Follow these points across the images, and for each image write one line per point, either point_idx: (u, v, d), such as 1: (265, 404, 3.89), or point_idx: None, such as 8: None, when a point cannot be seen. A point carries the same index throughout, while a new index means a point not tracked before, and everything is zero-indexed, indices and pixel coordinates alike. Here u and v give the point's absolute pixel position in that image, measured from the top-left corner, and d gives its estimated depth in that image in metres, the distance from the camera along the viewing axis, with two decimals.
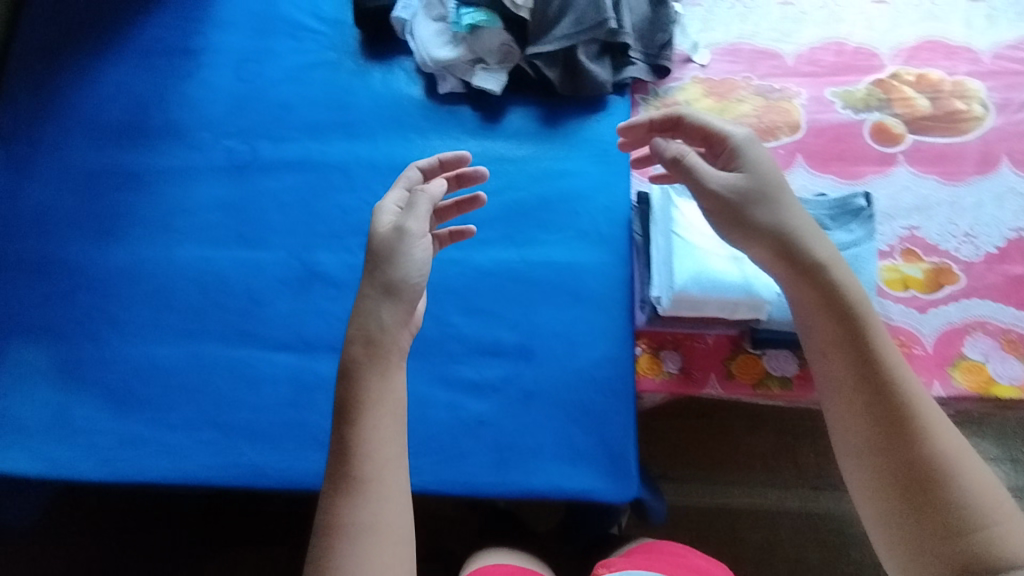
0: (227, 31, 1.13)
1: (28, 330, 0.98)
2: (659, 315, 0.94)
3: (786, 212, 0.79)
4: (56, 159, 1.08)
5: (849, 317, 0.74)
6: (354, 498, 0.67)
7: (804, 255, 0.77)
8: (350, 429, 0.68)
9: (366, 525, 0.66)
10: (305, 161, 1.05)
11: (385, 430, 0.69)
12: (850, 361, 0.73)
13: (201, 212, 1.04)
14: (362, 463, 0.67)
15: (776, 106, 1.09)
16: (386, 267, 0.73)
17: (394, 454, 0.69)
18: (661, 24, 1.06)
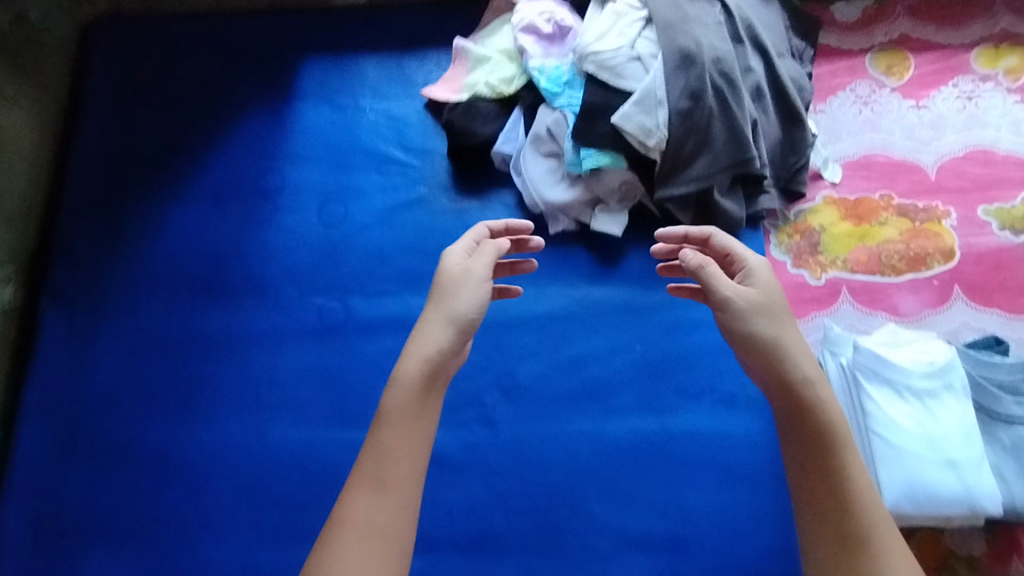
0: (306, 167, 1.01)
1: (110, 537, 0.87)
2: None
3: (779, 324, 0.66)
4: (122, 326, 0.96)
5: (832, 438, 0.62)
6: (361, 495, 0.60)
7: (778, 368, 0.65)
8: (386, 430, 0.62)
9: (370, 528, 0.59)
10: (404, 320, 0.94)
11: (411, 440, 0.63)
12: (814, 485, 0.62)
13: (293, 385, 0.92)
14: (382, 461, 0.61)
15: (924, 230, 0.97)
16: (445, 300, 0.67)
17: (412, 473, 0.62)
18: (795, 146, 0.94)
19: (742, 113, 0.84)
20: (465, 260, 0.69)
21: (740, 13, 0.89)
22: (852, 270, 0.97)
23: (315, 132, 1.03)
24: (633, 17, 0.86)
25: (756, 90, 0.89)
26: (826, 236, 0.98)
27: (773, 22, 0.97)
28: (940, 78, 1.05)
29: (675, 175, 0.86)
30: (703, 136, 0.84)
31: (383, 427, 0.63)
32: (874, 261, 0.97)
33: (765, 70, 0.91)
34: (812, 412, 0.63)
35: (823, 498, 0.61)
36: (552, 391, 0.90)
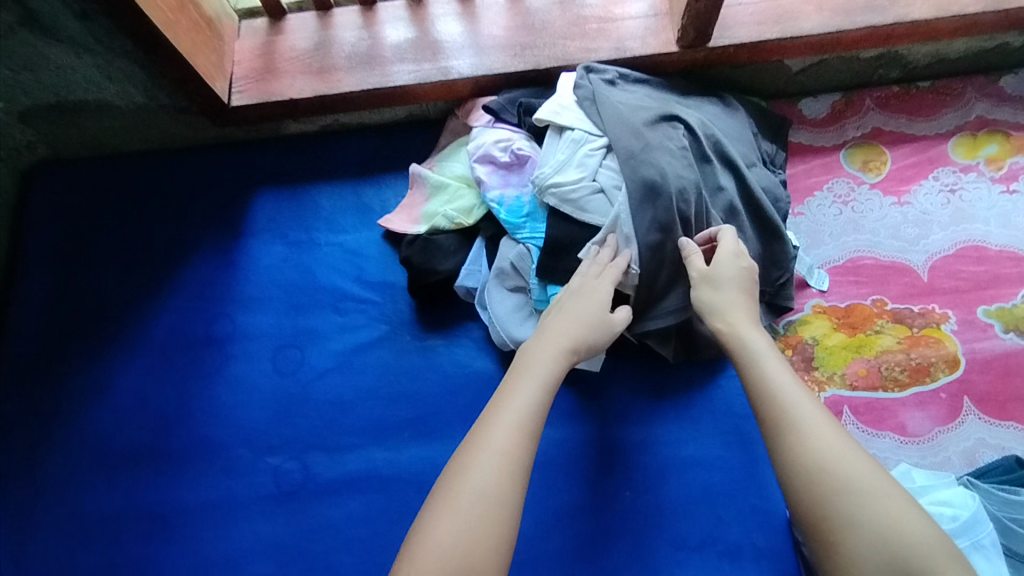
0: (258, 311, 0.95)
1: None
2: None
3: (722, 290, 0.76)
4: (60, 505, 0.87)
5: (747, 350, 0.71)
6: (497, 427, 0.65)
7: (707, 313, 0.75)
8: (517, 387, 0.69)
9: (497, 455, 0.63)
10: (371, 477, 0.85)
11: (534, 400, 0.68)
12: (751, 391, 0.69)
13: (250, 563, 0.83)
14: (512, 402, 0.67)
15: (924, 337, 0.91)
16: (585, 332, 0.74)
17: (534, 419, 0.66)
18: (777, 261, 0.88)
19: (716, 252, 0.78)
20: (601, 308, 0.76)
21: (704, 133, 0.86)
22: (852, 386, 0.89)
23: (267, 272, 0.97)
24: (594, 145, 0.82)
25: (729, 211, 0.84)
26: (820, 349, 0.92)
27: (742, 132, 0.93)
28: (919, 171, 1.01)
29: (648, 306, 0.81)
30: (675, 268, 0.80)
31: (519, 385, 0.69)
32: (875, 374, 0.90)
33: (738, 187, 0.86)
34: (735, 345, 0.72)
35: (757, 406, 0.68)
36: (535, 551, 0.80)
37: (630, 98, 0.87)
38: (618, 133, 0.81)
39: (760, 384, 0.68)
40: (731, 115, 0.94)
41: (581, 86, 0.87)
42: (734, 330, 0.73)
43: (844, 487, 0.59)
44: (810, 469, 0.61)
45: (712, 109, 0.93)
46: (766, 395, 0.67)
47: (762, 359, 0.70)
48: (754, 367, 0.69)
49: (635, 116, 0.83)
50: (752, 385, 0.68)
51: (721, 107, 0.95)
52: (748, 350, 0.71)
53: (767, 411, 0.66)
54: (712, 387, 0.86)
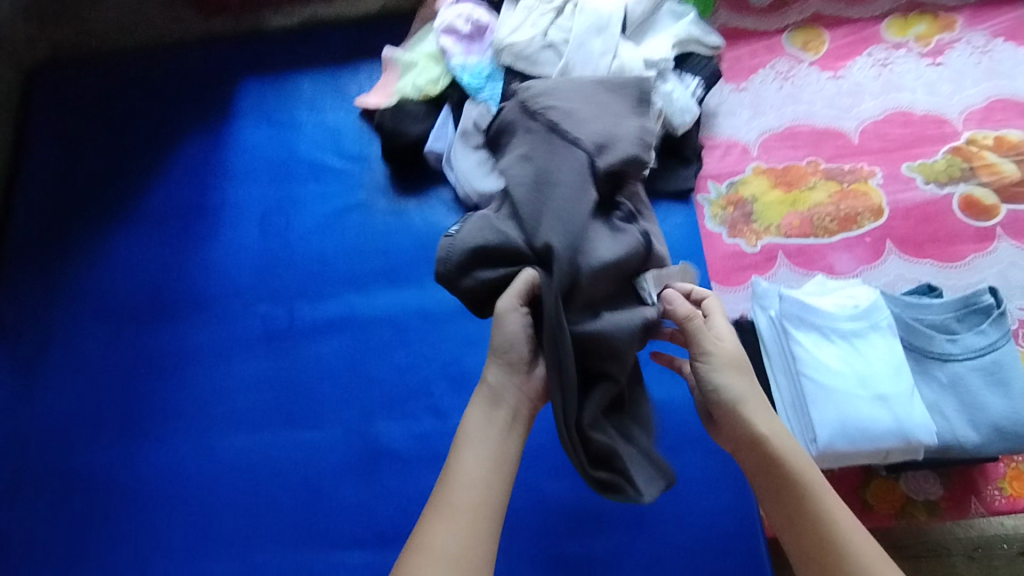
0: (245, 184, 1.03)
1: (61, 563, 0.86)
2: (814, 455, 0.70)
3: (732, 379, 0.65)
4: (68, 354, 0.95)
5: (793, 482, 0.61)
6: (442, 522, 0.55)
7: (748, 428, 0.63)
8: (462, 460, 0.59)
9: (449, 559, 0.53)
10: (350, 319, 0.95)
11: (485, 469, 0.58)
12: (807, 536, 0.59)
13: (243, 394, 0.92)
14: (461, 487, 0.57)
15: (852, 190, 1.00)
16: (504, 461, 0.59)
17: (494, 503, 0.57)
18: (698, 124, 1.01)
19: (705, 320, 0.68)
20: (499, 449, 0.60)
21: (581, 218, 0.61)
22: (786, 234, 0.98)
23: (253, 149, 1.05)
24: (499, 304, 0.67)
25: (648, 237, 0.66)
26: (758, 205, 1.00)
27: (608, 108, 0.67)
28: (854, 49, 1.09)
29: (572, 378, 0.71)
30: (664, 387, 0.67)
31: (466, 450, 0.59)
32: (807, 224, 0.99)
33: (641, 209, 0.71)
34: (784, 463, 0.62)
35: (807, 545, 0.59)
36: None
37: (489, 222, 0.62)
38: (510, 288, 0.60)
39: (815, 522, 0.59)
40: (581, 135, 0.63)
41: (447, 256, 0.63)
42: (784, 452, 0.62)
43: None
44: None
45: (571, 146, 0.63)
46: (827, 541, 0.58)
47: (821, 494, 0.60)
48: (807, 503, 0.60)
49: (523, 281, 0.60)
50: (808, 524, 0.59)
51: (576, 94, 0.67)
52: (803, 476, 0.61)
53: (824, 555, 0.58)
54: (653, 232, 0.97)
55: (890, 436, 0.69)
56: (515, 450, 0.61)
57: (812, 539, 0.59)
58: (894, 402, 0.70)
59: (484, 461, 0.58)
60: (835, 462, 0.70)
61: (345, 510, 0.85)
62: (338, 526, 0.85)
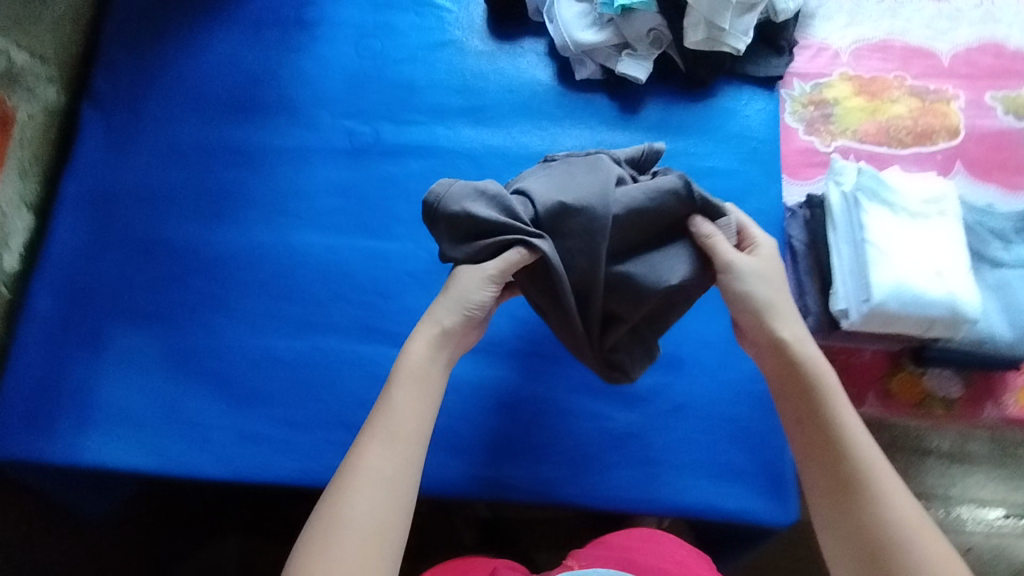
0: (344, 4, 1.06)
1: (135, 316, 0.91)
2: (861, 319, 0.75)
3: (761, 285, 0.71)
4: (160, 132, 0.99)
5: (805, 383, 0.67)
6: (372, 449, 0.62)
7: (775, 332, 0.69)
8: (392, 396, 0.66)
9: (380, 479, 0.61)
10: (431, 147, 0.98)
11: (413, 404, 0.65)
12: (810, 431, 0.66)
13: (323, 197, 0.96)
14: (391, 418, 0.64)
15: (933, 108, 1.02)
16: (433, 398, 0.67)
17: (418, 428, 0.65)
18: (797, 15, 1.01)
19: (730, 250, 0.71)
20: (427, 386, 0.67)
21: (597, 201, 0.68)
22: (861, 140, 1.01)
23: None
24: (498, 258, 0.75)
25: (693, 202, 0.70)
26: (839, 108, 1.03)
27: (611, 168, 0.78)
28: None
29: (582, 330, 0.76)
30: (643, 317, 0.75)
31: (397, 389, 0.66)
32: (883, 133, 1.01)
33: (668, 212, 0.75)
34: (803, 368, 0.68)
35: (814, 440, 0.66)
36: None
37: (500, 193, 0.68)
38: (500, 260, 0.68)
39: (825, 420, 0.66)
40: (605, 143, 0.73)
41: (442, 196, 0.69)
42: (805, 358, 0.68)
43: (888, 531, 0.59)
44: (860, 513, 0.61)
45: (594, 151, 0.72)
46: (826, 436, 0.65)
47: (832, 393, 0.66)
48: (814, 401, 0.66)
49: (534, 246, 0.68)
50: (818, 424, 0.66)
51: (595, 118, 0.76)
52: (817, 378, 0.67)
53: (830, 448, 0.64)
54: (729, 111, 0.98)
55: (941, 307, 0.73)
56: (435, 380, 0.67)
57: (822, 433, 0.65)
58: (950, 279, 0.75)
59: (412, 401, 0.65)
60: (882, 325, 0.75)
61: (409, 315, 0.91)
62: (400, 327, 0.91)
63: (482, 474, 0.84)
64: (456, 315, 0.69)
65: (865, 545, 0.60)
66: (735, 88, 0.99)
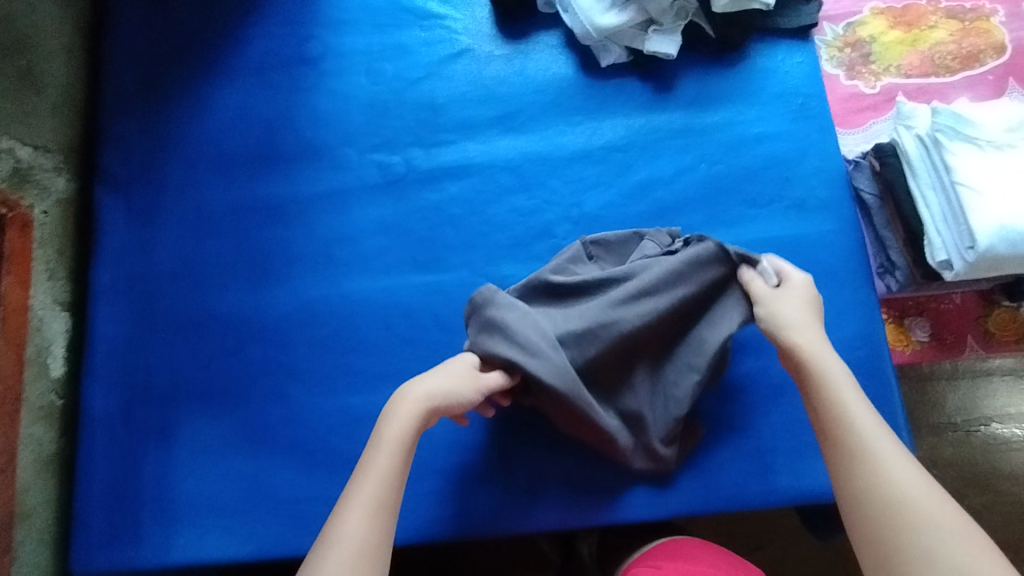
0: (345, 32, 1.00)
1: (199, 400, 0.87)
2: (965, 268, 0.71)
3: (787, 309, 0.74)
4: (182, 201, 0.94)
5: (809, 372, 0.69)
6: (354, 517, 0.60)
7: (791, 343, 0.71)
8: (371, 460, 0.65)
9: (361, 549, 0.59)
10: (466, 166, 0.94)
11: (391, 467, 0.64)
12: (823, 413, 0.67)
13: (365, 238, 0.92)
14: (372, 480, 0.63)
15: (974, 28, 0.97)
16: (401, 469, 0.65)
17: (395, 494, 0.64)
18: None
19: (762, 292, 0.76)
20: (396, 458, 0.65)
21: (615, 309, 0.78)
22: (907, 75, 0.96)
23: None
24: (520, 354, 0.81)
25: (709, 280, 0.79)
26: (877, 45, 0.98)
27: (625, 248, 0.86)
28: None
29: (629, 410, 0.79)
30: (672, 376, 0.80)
31: (376, 451, 0.65)
32: (928, 63, 0.96)
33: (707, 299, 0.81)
34: (808, 359, 0.69)
35: (824, 420, 0.66)
36: (622, 216, 0.90)
37: (529, 315, 0.77)
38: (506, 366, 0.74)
39: (829, 405, 0.66)
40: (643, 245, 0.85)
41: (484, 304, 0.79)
42: (811, 355, 0.70)
43: (895, 492, 0.58)
44: (870, 482, 0.60)
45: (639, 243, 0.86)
46: (835, 417, 0.65)
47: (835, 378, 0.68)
48: (821, 386, 0.68)
49: (546, 375, 0.74)
50: (824, 410, 0.66)
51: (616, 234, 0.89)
52: (823, 368, 0.68)
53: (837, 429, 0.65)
54: (770, 71, 0.93)
55: None
56: (413, 441, 0.66)
57: (829, 414, 0.66)
58: None
59: (383, 468, 0.64)
60: (990, 270, 0.71)
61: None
62: None
63: (594, 498, 0.80)
64: (434, 396, 0.69)
65: (875, 505, 0.59)
66: (770, 44, 0.94)
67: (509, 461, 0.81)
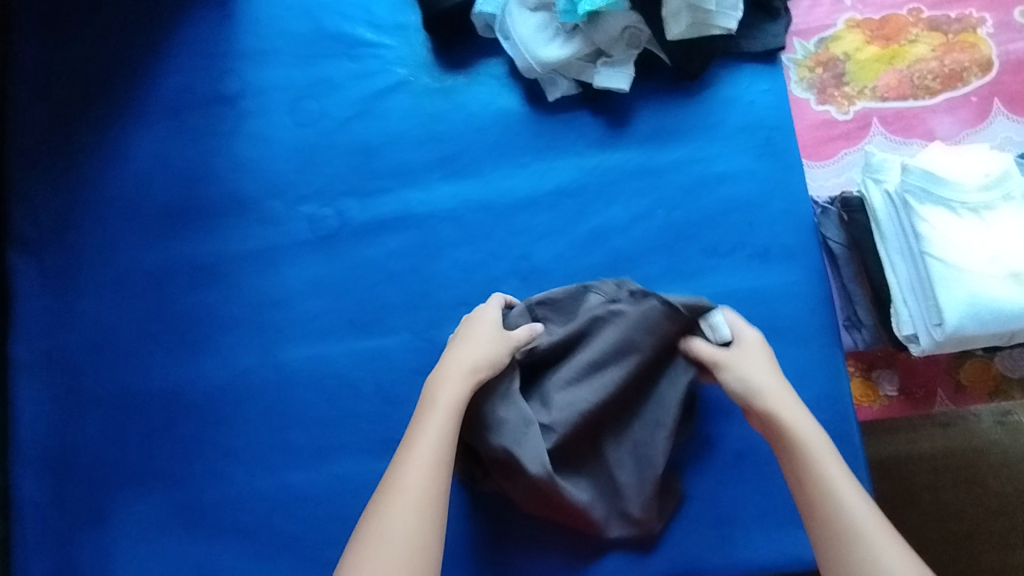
0: (267, 64, 0.91)
1: (135, 482, 0.84)
2: (932, 345, 0.67)
3: (751, 374, 0.71)
4: (104, 265, 0.88)
5: (788, 444, 0.67)
6: (414, 474, 0.62)
7: (767, 411, 0.69)
8: (425, 416, 0.66)
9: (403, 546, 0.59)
10: (404, 217, 0.86)
11: (444, 425, 0.65)
12: (804, 489, 0.65)
13: (298, 301, 0.86)
14: (428, 437, 0.65)
15: (958, 42, 0.88)
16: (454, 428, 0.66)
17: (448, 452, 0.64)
18: None
19: (727, 352, 0.73)
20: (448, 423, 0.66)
21: (577, 381, 0.74)
22: (883, 98, 0.88)
23: (271, 23, 0.92)
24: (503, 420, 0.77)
25: (664, 338, 0.73)
26: (851, 64, 0.89)
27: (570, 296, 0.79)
28: None
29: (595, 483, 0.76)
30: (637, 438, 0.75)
31: (430, 412, 0.66)
32: (906, 84, 0.88)
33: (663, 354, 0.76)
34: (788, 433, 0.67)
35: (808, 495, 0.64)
36: (573, 270, 0.82)
37: (501, 399, 0.72)
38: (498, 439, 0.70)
39: (814, 484, 0.64)
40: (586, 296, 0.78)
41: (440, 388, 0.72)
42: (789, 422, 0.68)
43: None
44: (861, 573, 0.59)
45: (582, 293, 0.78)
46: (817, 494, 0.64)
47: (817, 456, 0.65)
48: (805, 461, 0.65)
49: (528, 465, 0.70)
50: (807, 488, 0.64)
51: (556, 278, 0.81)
52: (806, 445, 0.66)
53: (824, 509, 0.63)
54: (732, 102, 0.85)
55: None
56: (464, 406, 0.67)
57: (810, 491, 0.64)
58: None
59: (440, 425, 0.65)
60: (957, 346, 0.66)
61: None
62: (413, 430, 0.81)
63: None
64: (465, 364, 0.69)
65: None
66: (733, 70, 0.86)
67: (454, 540, 0.78)
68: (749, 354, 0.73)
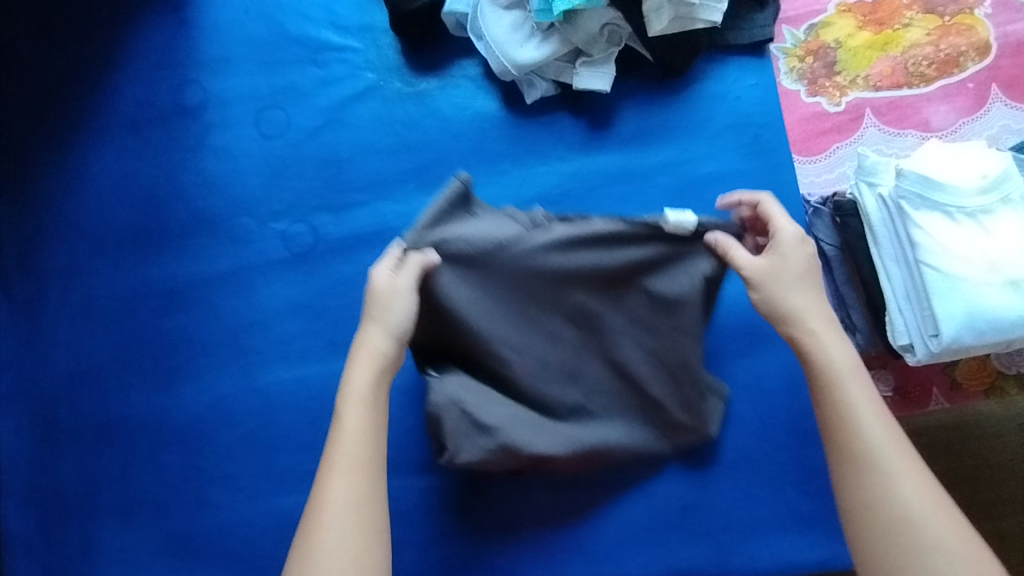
0: (228, 72, 0.86)
1: (117, 513, 0.82)
2: (929, 355, 0.65)
3: (789, 293, 0.63)
4: (72, 291, 0.85)
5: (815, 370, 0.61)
6: (338, 479, 0.59)
7: (795, 335, 0.62)
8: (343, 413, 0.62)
9: (347, 507, 0.58)
10: (380, 231, 0.83)
11: (366, 421, 0.61)
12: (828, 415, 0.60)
13: (274, 321, 0.83)
14: (349, 438, 0.61)
15: (955, 25, 0.84)
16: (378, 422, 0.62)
17: (376, 449, 0.61)
18: None
19: (765, 264, 0.64)
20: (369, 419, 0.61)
21: (539, 317, 0.69)
22: (876, 87, 0.84)
23: (230, 28, 0.87)
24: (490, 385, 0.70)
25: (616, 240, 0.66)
26: (843, 52, 0.85)
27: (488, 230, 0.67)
28: None
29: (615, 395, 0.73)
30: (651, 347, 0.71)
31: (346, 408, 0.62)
32: (900, 72, 0.84)
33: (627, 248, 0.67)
34: (814, 358, 0.61)
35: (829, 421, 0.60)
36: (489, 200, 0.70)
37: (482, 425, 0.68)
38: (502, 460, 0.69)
39: (837, 410, 0.59)
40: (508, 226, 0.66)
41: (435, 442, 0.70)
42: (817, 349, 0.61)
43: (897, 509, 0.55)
44: (870, 501, 0.56)
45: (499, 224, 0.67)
46: (837, 420, 0.59)
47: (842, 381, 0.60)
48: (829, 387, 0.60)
49: (545, 447, 0.69)
50: (829, 414, 0.60)
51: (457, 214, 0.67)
52: (830, 369, 0.60)
53: (841, 434, 0.58)
54: (716, 99, 0.82)
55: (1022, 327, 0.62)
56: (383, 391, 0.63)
57: (831, 417, 0.59)
58: None
59: (358, 426, 0.61)
60: (954, 354, 0.65)
61: (397, 434, 0.77)
62: (394, 450, 0.77)
63: None
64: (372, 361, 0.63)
65: (879, 521, 0.55)
66: (717, 65, 0.83)
67: (439, 563, 0.75)
68: (786, 263, 0.63)
